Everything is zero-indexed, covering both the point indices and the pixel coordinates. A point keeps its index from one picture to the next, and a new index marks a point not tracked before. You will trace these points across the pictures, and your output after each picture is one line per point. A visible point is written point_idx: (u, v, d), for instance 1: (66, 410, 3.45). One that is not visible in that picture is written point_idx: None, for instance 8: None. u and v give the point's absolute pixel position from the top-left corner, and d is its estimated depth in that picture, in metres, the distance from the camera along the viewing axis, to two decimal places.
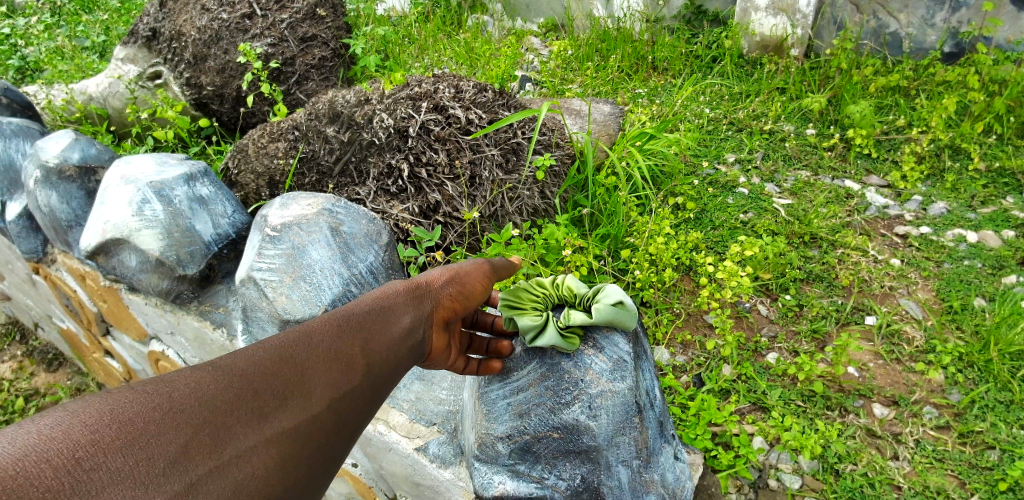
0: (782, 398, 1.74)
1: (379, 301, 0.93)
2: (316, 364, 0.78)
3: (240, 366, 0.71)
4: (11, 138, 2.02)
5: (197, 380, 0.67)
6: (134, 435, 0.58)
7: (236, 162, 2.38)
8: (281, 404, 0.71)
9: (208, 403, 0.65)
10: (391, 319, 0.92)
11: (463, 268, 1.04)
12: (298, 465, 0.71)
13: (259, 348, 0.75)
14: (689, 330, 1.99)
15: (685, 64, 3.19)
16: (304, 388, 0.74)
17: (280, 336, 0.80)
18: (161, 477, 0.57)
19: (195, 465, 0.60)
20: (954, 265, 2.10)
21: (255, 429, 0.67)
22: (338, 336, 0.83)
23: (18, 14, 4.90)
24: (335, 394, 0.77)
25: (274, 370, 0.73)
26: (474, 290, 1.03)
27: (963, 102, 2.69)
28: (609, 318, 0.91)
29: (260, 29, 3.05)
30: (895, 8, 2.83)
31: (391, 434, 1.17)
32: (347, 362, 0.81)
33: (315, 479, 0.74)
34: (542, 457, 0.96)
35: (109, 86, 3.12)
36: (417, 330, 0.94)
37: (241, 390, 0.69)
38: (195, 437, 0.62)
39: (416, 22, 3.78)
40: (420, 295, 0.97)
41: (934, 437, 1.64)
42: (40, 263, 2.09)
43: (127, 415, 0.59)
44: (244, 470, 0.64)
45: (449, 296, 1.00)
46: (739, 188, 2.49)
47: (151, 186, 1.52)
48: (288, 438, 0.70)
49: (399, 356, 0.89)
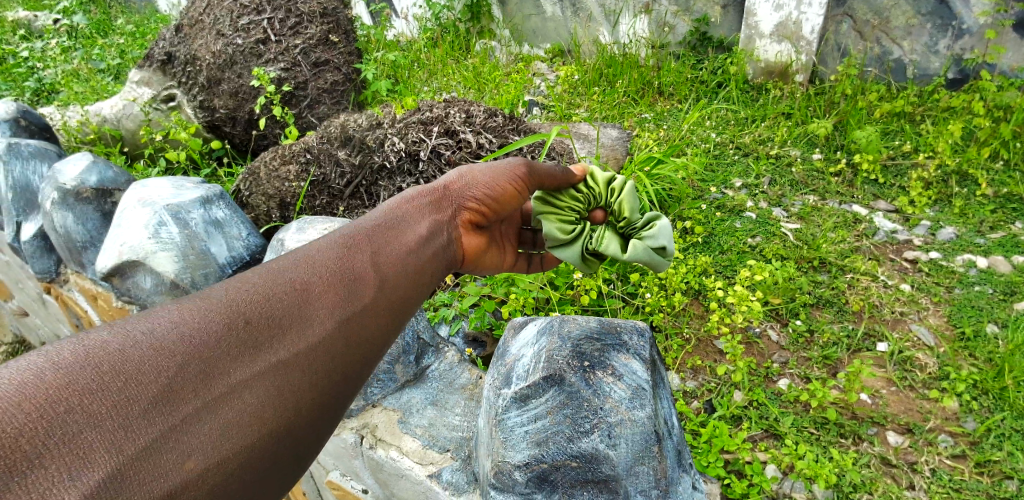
0: (794, 425, 1.73)
1: (403, 208, 1.08)
2: (320, 285, 0.83)
3: (235, 298, 0.76)
4: (30, 160, 2.06)
5: (186, 314, 0.71)
6: (109, 376, 0.61)
7: (248, 185, 2.41)
8: (277, 332, 0.75)
9: (193, 338, 0.68)
10: (407, 228, 1.03)
11: (492, 167, 1.21)
12: (307, 393, 0.74)
13: (259, 274, 0.81)
14: (700, 355, 1.97)
15: (691, 90, 3.20)
16: (304, 313, 0.79)
17: (290, 255, 0.88)
18: (141, 420, 0.60)
19: (180, 405, 0.63)
20: (965, 290, 2.10)
21: (250, 362, 0.71)
22: (348, 251, 0.91)
23: (36, 37, 5.00)
24: (339, 319, 0.81)
25: (277, 297, 0.79)
26: (500, 192, 1.20)
27: (969, 128, 2.70)
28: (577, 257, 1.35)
29: (275, 54, 3.09)
30: (898, 35, 2.87)
31: (403, 460, 1.17)
32: (355, 278, 0.87)
33: (327, 413, 0.76)
34: (559, 485, 0.92)
35: (123, 108, 3.18)
36: (436, 235, 1.08)
37: (233, 322, 0.72)
38: (182, 373, 0.65)
39: (426, 47, 3.86)
40: (448, 196, 1.17)
41: (951, 466, 1.61)
42: (53, 283, 2.09)
43: (101, 357, 0.62)
44: (239, 405, 0.67)
45: (473, 197, 1.18)
46: (747, 212, 2.49)
47: (168, 209, 1.53)
48: (288, 366, 0.73)
49: (413, 269, 0.97)
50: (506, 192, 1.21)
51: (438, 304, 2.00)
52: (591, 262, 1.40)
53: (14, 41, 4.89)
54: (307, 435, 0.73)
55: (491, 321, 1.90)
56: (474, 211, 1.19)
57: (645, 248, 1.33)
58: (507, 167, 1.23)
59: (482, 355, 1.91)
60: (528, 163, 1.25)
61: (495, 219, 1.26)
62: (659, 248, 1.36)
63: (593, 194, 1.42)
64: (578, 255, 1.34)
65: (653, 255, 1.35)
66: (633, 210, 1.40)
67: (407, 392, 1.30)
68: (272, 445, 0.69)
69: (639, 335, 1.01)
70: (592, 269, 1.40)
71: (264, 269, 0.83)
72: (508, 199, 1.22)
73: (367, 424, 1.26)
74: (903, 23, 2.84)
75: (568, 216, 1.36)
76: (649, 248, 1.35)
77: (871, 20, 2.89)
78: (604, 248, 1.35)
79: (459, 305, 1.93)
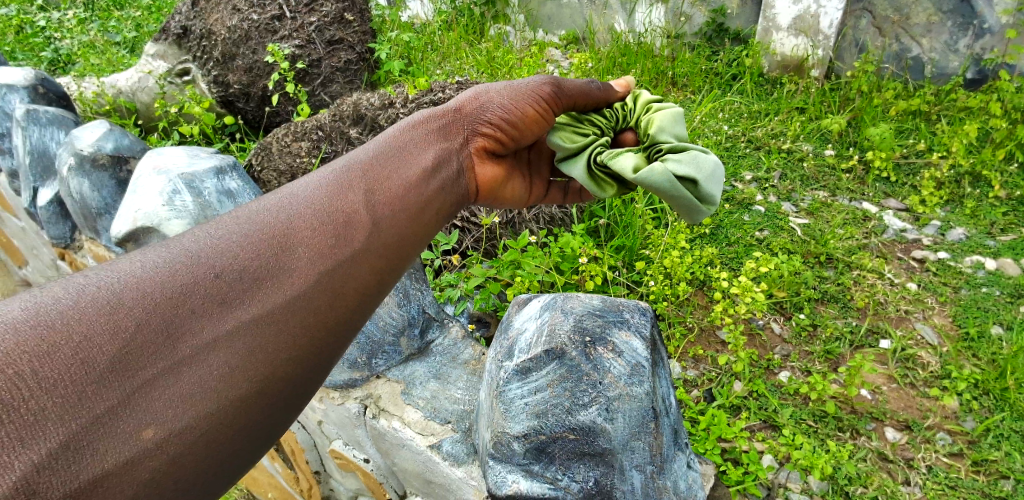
0: (793, 417, 1.74)
1: (406, 139, 1.00)
2: (303, 229, 0.75)
3: (204, 250, 0.68)
4: (47, 127, 2.09)
5: (149, 268, 0.64)
6: (58, 339, 0.54)
7: (259, 159, 2.42)
8: (250, 284, 0.68)
9: (154, 293, 0.61)
10: (409, 163, 0.95)
11: (512, 89, 1.14)
12: (284, 352, 0.67)
13: (237, 223, 0.74)
14: (702, 345, 1.99)
15: (705, 82, 3.17)
16: (282, 262, 0.71)
17: (273, 197, 0.80)
18: (93, 387, 0.54)
19: (139, 370, 0.57)
20: (972, 291, 2.09)
21: (217, 320, 0.64)
22: (337, 191, 0.82)
23: (53, 8, 5.03)
24: (321, 269, 0.73)
25: (251, 247, 0.71)
26: (518, 115, 1.13)
27: (985, 129, 2.67)
28: (586, 176, 1.19)
29: (289, 31, 3.10)
30: (918, 33, 2.83)
31: (405, 430, 1.19)
32: (344, 220, 0.79)
33: (308, 375, 0.70)
34: (556, 458, 0.95)
35: (139, 81, 3.21)
36: (442, 168, 1.01)
37: (200, 275, 0.65)
38: (141, 334, 0.58)
39: (440, 30, 3.83)
40: (461, 120, 1.10)
41: (947, 464, 1.62)
42: (67, 249, 2.12)
43: (53, 316, 0.56)
44: (206, 368, 0.61)
45: (489, 121, 1.12)
46: (756, 206, 2.48)
47: (182, 178, 1.56)
48: (261, 322, 0.66)
49: (413, 212, 0.88)
50: (527, 114, 1.14)
51: (444, 284, 2.02)
52: (606, 187, 1.20)
53: (32, 10, 4.92)
54: (286, 397, 0.67)
55: (496, 303, 1.94)
56: (491, 137, 1.12)
57: (664, 169, 1.09)
58: (529, 86, 1.16)
59: (486, 335, 1.95)
60: (553, 83, 1.18)
61: (517, 147, 1.19)
62: (685, 177, 1.11)
63: (623, 116, 1.31)
64: (583, 166, 1.18)
65: (673, 179, 1.10)
66: (663, 130, 1.19)
67: (412, 365, 1.33)
68: (245, 411, 0.63)
69: (640, 314, 1.03)
70: (606, 193, 1.20)
71: (242, 215, 0.76)
72: (530, 124, 1.15)
73: (371, 394, 1.29)
74: (924, 20, 2.80)
75: (587, 128, 1.25)
76: (670, 171, 1.11)
77: (891, 17, 2.85)
78: (615, 162, 1.15)
79: (465, 286, 1.95)
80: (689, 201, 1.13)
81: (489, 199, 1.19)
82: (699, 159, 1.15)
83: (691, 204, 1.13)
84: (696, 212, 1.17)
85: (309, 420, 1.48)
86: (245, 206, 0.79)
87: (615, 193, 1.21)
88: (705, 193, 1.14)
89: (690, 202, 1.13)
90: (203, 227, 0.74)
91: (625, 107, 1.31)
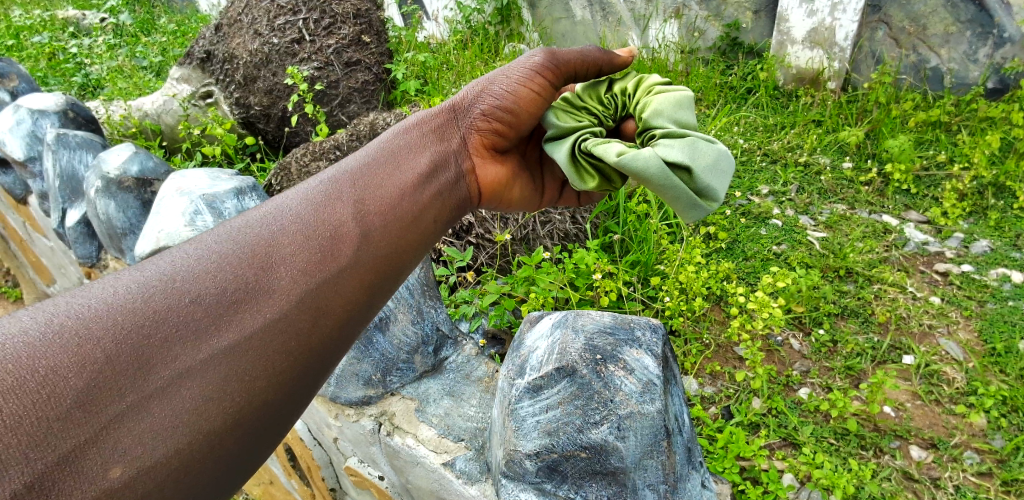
0: (814, 435, 1.70)
1: (398, 145, 1.03)
2: (284, 249, 0.77)
3: (184, 273, 0.70)
4: (76, 150, 2.16)
5: (122, 294, 0.65)
6: (25, 375, 0.54)
7: (280, 179, 2.47)
8: (228, 309, 0.69)
9: (128, 321, 0.62)
10: (399, 173, 0.97)
11: (503, 75, 1.15)
12: (261, 378, 0.68)
13: (220, 244, 0.76)
14: (719, 361, 1.97)
15: (720, 95, 3.15)
16: (262, 284, 0.73)
17: (256, 215, 0.82)
18: (58, 424, 0.54)
19: (107, 403, 0.57)
20: (998, 305, 2.04)
21: (194, 346, 0.65)
22: (321, 208, 0.84)
23: (84, 35, 5.21)
24: (303, 289, 0.74)
25: (232, 269, 0.72)
26: (511, 100, 1.13)
27: (1008, 139, 2.62)
28: (569, 160, 1.14)
29: (309, 54, 3.19)
30: (936, 43, 2.80)
31: (418, 448, 1.20)
32: (327, 239, 0.80)
33: (286, 401, 0.71)
34: (568, 476, 0.95)
35: (164, 104, 3.30)
36: (436, 173, 1.03)
37: (178, 300, 0.67)
38: (112, 367, 0.59)
39: (455, 49, 3.87)
40: (456, 117, 1.14)
41: (975, 484, 1.58)
42: (93, 268, 2.17)
43: (19, 349, 0.56)
44: (181, 397, 0.62)
45: (482, 114, 1.13)
46: (773, 219, 2.46)
47: (204, 199, 1.59)
48: (239, 347, 0.67)
49: (400, 225, 0.89)
50: (522, 96, 1.13)
51: (459, 300, 2.03)
52: (589, 178, 1.15)
53: (63, 37, 5.09)
54: (264, 421, 0.68)
55: (510, 319, 1.95)
56: (487, 129, 1.14)
57: (652, 153, 1.06)
58: (520, 67, 1.15)
59: (500, 352, 1.95)
60: (545, 53, 1.16)
61: (518, 138, 1.20)
62: (674, 163, 1.08)
63: (623, 103, 1.27)
64: (567, 150, 1.14)
65: (663, 165, 1.06)
66: (659, 114, 1.15)
67: (426, 382, 1.34)
68: (222, 439, 0.64)
69: (652, 331, 1.02)
70: (586, 184, 1.15)
71: (223, 234, 0.77)
72: (526, 105, 1.14)
73: (385, 411, 1.30)
74: (941, 31, 2.77)
75: (583, 116, 1.23)
76: (660, 157, 1.07)
77: (907, 28, 2.83)
78: (599, 148, 1.11)
79: (480, 302, 1.96)
80: (683, 192, 1.09)
81: (494, 200, 1.19)
82: (697, 146, 1.10)
83: (685, 194, 1.09)
84: (693, 208, 1.11)
85: (325, 437, 1.49)
86: (228, 224, 0.81)
87: (597, 185, 1.15)
88: (703, 185, 1.10)
89: (684, 193, 1.09)
90: (185, 247, 0.76)
91: (626, 92, 1.26)
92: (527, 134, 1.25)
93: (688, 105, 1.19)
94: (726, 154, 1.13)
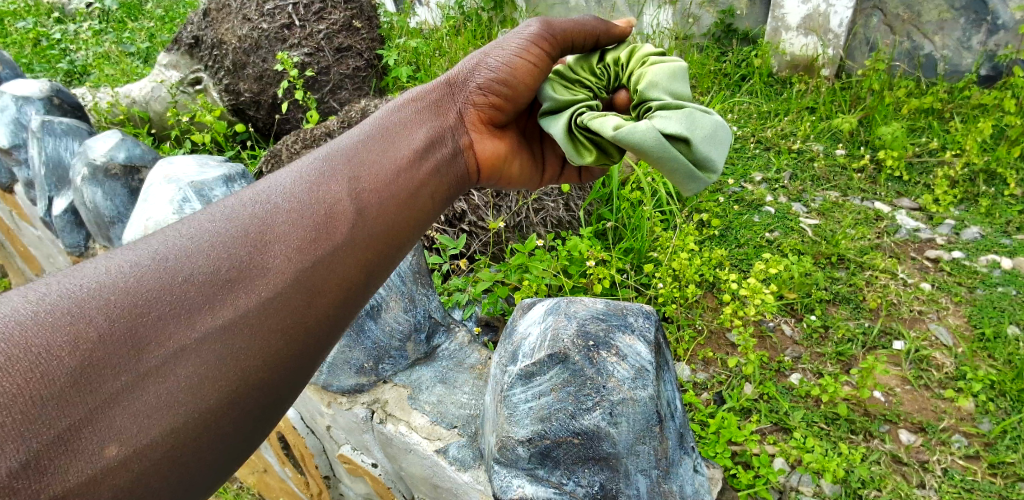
0: (805, 420, 1.72)
1: (393, 122, 1.01)
2: (279, 227, 0.76)
3: (175, 252, 0.69)
4: (62, 137, 2.13)
5: (115, 273, 0.64)
6: (17, 352, 0.54)
7: (270, 166, 2.45)
8: (222, 287, 0.68)
9: (121, 299, 0.61)
10: (395, 150, 0.95)
11: (498, 47, 1.13)
12: (257, 358, 0.67)
13: (212, 223, 0.74)
14: (712, 347, 1.98)
15: (714, 82, 3.13)
16: (256, 262, 0.72)
17: (249, 193, 0.81)
18: (52, 403, 0.53)
19: (103, 382, 0.57)
20: (987, 291, 2.06)
21: (188, 324, 0.64)
22: (315, 186, 0.83)
23: (69, 21, 5.13)
24: (297, 267, 0.74)
25: (225, 248, 0.71)
26: (507, 71, 1.11)
27: (1000, 125, 2.62)
28: (565, 135, 1.12)
29: (298, 39, 3.14)
30: (931, 30, 2.79)
31: (411, 436, 1.20)
32: (322, 218, 0.79)
33: (283, 382, 0.70)
34: (561, 462, 0.95)
35: (152, 91, 3.26)
36: (431, 150, 1.02)
37: (172, 278, 0.66)
38: (105, 346, 0.58)
39: (448, 35, 3.81)
40: (452, 93, 1.13)
41: (964, 466, 1.60)
42: (81, 257, 2.15)
43: (10, 327, 0.55)
44: (176, 376, 0.61)
45: (478, 88, 1.12)
46: (766, 206, 2.46)
47: (192, 186, 1.57)
48: (232, 325, 0.66)
49: (395, 204, 0.88)
50: (517, 67, 1.12)
51: (452, 288, 2.03)
52: (586, 152, 1.14)
53: (48, 23, 5.00)
54: (261, 402, 0.67)
55: (503, 307, 1.95)
56: (483, 104, 1.13)
57: (649, 125, 1.05)
58: (516, 39, 1.13)
59: (493, 339, 1.95)
60: (540, 23, 1.14)
61: (517, 111, 1.18)
62: (672, 135, 1.06)
63: (615, 73, 1.24)
64: (563, 125, 1.13)
65: (660, 138, 1.05)
66: (655, 86, 1.14)
67: (418, 370, 1.34)
68: (218, 419, 0.63)
69: (645, 317, 1.02)
70: (583, 158, 1.14)
71: (217, 213, 0.76)
72: (522, 76, 1.13)
73: (378, 399, 1.30)
74: (935, 17, 2.76)
75: (579, 91, 1.21)
76: (657, 130, 1.06)
77: (902, 14, 2.82)
78: (596, 121, 1.10)
79: (473, 290, 1.96)
80: (681, 164, 1.08)
81: (494, 177, 1.18)
82: (694, 117, 1.09)
83: (683, 166, 1.08)
84: (692, 180, 1.11)
85: (318, 425, 1.49)
86: (221, 203, 0.79)
87: (595, 159, 1.14)
88: (701, 156, 1.09)
89: (682, 165, 1.08)
90: (178, 226, 0.74)
91: (618, 62, 1.23)
92: (526, 108, 1.23)
93: (683, 76, 1.18)
94: (723, 124, 1.12)
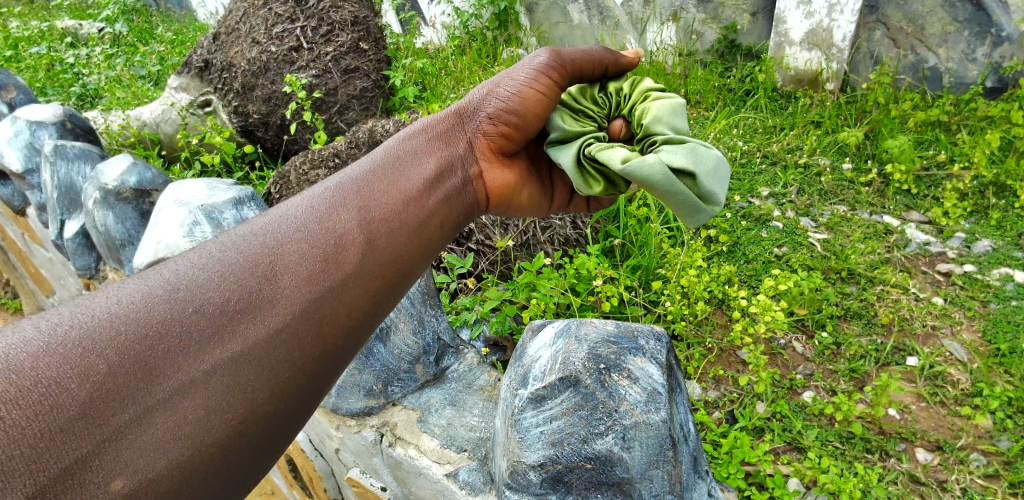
0: (819, 439, 1.69)
1: (403, 151, 1.02)
2: (290, 257, 0.76)
3: (185, 282, 0.69)
4: (74, 161, 2.16)
5: (125, 304, 0.64)
6: (25, 387, 0.54)
7: (279, 188, 2.47)
8: (232, 318, 0.68)
9: (132, 330, 0.62)
10: (403, 178, 0.96)
11: (510, 77, 1.14)
12: (264, 391, 0.67)
13: (224, 253, 0.75)
14: (722, 365, 1.96)
15: (719, 97, 3.14)
16: (266, 292, 0.72)
17: (259, 223, 0.81)
18: (59, 438, 0.53)
19: (110, 416, 0.56)
20: (1001, 305, 2.03)
21: (198, 358, 0.64)
22: (326, 215, 0.83)
23: (81, 45, 5.22)
24: (307, 298, 0.74)
25: (235, 278, 0.72)
26: (518, 102, 1.12)
27: (1008, 137, 2.61)
28: (573, 166, 1.13)
29: (306, 61, 3.19)
30: (934, 43, 2.80)
31: (421, 459, 1.19)
32: (332, 247, 0.79)
33: (289, 415, 0.69)
34: (574, 487, 0.94)
35: (162, 113, 3.30)
36: (440, 178, 1.02)
37: (182, 309, 0.66)
38: (115, 380, 0.58)
39: (453, 54, 3.84)
40: (462, 123, 1.13)
41: (983, 486, 1.56)
42: (92, 280, 2.16)
43: (20, 359, 0.55)
44: (184, 410, 0.61)
45: (489, 117, 1.12)
46: (774, 222, 2.46)
47: (202, 209, 1.58)
48: (240, 357, 0.66)
49: (405, 232, 0.88)
50: (527, 97, 1.13)
51: (460, 307, 2.02)
52: (594, 183, 1.14)
53: (61, 48, 5.10)
54: (265, 436, 0.67)
55: (512, 326, 1.94)
56: (494, 133, 1.13)
57: (657, 160, 1.05)
58: (527, 69, 1.14)
59: (501, 359, 1.94)
60: (550, 53, 1.15)
61: (526, 141, 1.19)
62: (678, 169, 1.07)
63: (618, 103, 1.25)
64: (572, 155, 1.13)
65: (667, 172, 1.05)
66: (659, 121, 1.14)
67: (427, 392, 1.33)
68: (221, 456, 0.62)
69: (656, 340, 1.01)
70: (591, 190, 1.14)
71: (227, 243, 0.77)
72: (532, 106, 1.13)
73: (387, 422, 1.29)
74: (938, 30, 2.77)
75: (585, 122, 1.21)
76: (663, 164, 1.07)
77: (905, 28, 2.83)
78: (604, 153, 1.11)
79: (481, 309, 1.95)
80: (687, 198, 1.08)
81: (502, 206, 1.19)
82: (698, 152, 1.10)
83: (690, 200, 1.08)
84: (695, 213, 1.11)
85: (326, 448, 1.48)
86: (232, 232, 0.80)
87: (602, 190, 1.15)
88: (706, 190, 1.09)
89: (688, 199, 1.08)
90: (188, 255, 0.75)
91: (621, 92, 1.25)
92: (533, 137, 1.24)
93: (684, 112, 1.20)
94: (726, 160, 1.13)
